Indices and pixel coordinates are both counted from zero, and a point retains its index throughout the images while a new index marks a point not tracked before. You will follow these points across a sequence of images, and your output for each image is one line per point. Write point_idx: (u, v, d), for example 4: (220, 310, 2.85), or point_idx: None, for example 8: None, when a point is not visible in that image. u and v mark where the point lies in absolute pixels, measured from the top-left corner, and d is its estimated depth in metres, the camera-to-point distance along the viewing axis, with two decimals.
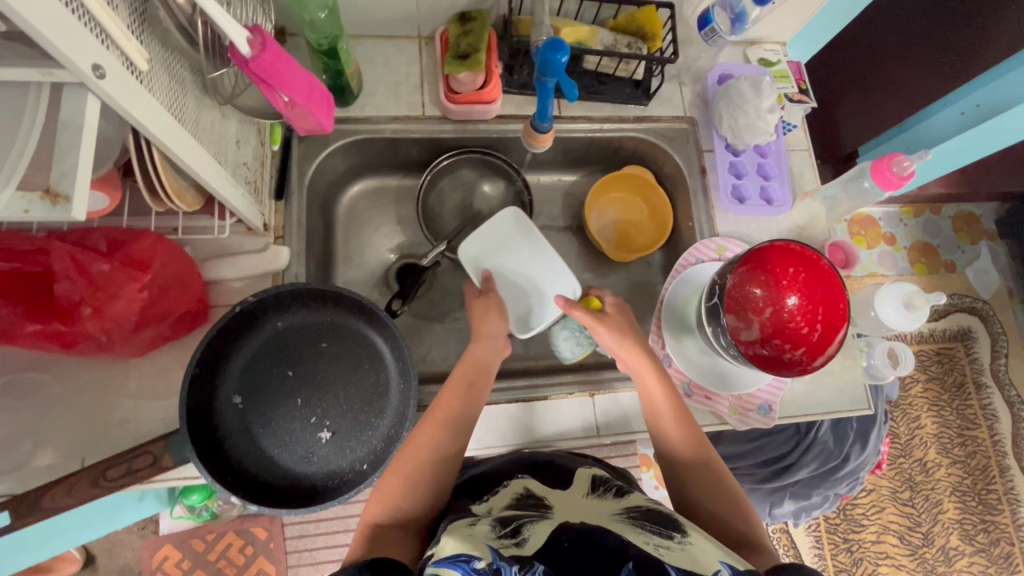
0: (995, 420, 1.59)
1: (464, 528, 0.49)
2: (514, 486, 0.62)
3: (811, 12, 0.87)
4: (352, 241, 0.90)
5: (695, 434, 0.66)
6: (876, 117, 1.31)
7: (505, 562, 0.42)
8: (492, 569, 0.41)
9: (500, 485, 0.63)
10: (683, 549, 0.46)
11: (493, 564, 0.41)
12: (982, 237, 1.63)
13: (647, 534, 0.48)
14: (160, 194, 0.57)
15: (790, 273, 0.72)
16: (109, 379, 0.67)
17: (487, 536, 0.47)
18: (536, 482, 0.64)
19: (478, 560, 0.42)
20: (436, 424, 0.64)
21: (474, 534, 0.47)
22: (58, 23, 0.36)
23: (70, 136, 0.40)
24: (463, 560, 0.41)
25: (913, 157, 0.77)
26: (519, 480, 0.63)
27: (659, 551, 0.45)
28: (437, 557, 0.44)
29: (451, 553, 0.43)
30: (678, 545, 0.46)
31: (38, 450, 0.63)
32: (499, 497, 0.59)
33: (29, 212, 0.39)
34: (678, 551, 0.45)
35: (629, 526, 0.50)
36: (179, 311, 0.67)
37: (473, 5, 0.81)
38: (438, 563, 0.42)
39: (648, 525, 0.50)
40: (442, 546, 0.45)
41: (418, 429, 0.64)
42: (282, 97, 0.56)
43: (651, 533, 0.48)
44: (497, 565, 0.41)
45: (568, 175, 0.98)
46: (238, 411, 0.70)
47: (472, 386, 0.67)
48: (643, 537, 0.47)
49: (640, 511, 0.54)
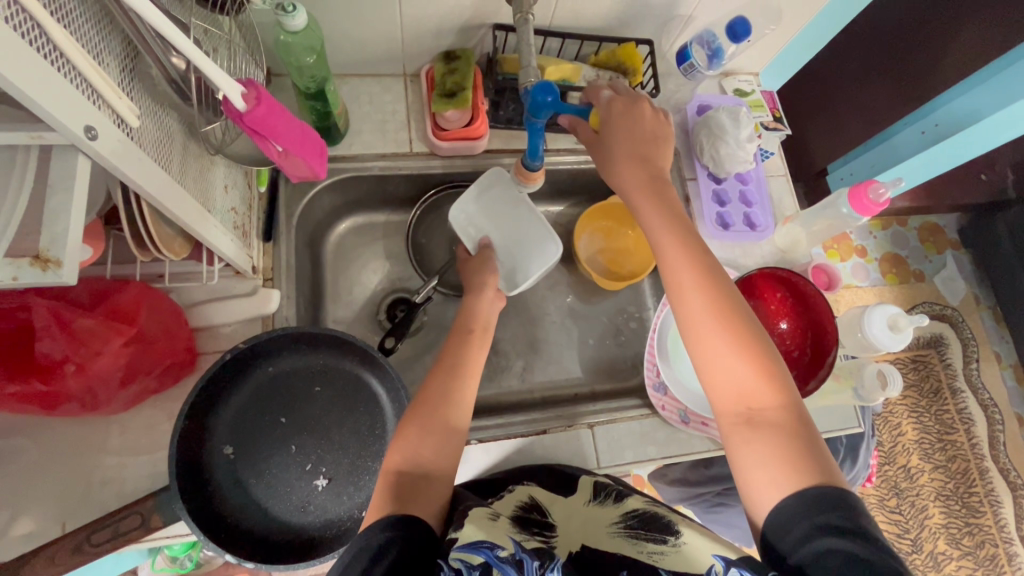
0: (972, 423, 1.64)
1: (484, 519, 0.56)
2: (519, 494, 0.67)
3: (781, 46, 0.91)
4: (341, 277, 0.89)
5: (726, 300, 0.59)
6: (845, 138, 1.35)
7: (526, 554, 0.49)
8: (514, 560, 0.48)
9: (504, 491, 0.68)
10: (676, 551, 0.55)
11: (515, 554, 0.49)
12: (946, 247, 1.71)
13: (642, 544, 0.58)
14: (149, 246, 0.56)
15: (778, 297, 0.77)
16: (90, 437, 0.64)
17: (512, 530, 0.56)
18: (539, 488, 0.69)
19: (500, 548, 0.49)
20: (447, 370, 0.68)
21: (495, 527, 0.55)
22: (48, 84, 0.35)
23: (59, 198, 0.39)
24: (486, 547, 0.49)
25: (888, 184, 0.80)
26: (523, 487, 0.68)
27: (654, 559, 0.54)
28: (461, 543, 0.50)
29: (474, 540, 0.51)
30: (672, 549, 0.55)
31: (16, 519, 0.59)
32: (504, 502, 0.65)
33: (16, 277, 0.37)
34: (672, 554, 0.54)
35: (625, 539, 0.60)
36: (166, 363, 0.64)
37: (458, 44, 0.82)
38: (461, 546, 0.50)
39: (644, 534, 0.60)
40: (466, 533, 0.52)
41: (431, 379, 0.67)
42: (274, 147, 0.56)
43: (647, 542, 0.58)
44: (520, 556, 0.48)
45: (555, 206, 1.00)
46: (230, 462, 0.67)
47: (455, 381, 0.67)
48: (638, 547, 0.58)
49: (635, 518, 0.64)
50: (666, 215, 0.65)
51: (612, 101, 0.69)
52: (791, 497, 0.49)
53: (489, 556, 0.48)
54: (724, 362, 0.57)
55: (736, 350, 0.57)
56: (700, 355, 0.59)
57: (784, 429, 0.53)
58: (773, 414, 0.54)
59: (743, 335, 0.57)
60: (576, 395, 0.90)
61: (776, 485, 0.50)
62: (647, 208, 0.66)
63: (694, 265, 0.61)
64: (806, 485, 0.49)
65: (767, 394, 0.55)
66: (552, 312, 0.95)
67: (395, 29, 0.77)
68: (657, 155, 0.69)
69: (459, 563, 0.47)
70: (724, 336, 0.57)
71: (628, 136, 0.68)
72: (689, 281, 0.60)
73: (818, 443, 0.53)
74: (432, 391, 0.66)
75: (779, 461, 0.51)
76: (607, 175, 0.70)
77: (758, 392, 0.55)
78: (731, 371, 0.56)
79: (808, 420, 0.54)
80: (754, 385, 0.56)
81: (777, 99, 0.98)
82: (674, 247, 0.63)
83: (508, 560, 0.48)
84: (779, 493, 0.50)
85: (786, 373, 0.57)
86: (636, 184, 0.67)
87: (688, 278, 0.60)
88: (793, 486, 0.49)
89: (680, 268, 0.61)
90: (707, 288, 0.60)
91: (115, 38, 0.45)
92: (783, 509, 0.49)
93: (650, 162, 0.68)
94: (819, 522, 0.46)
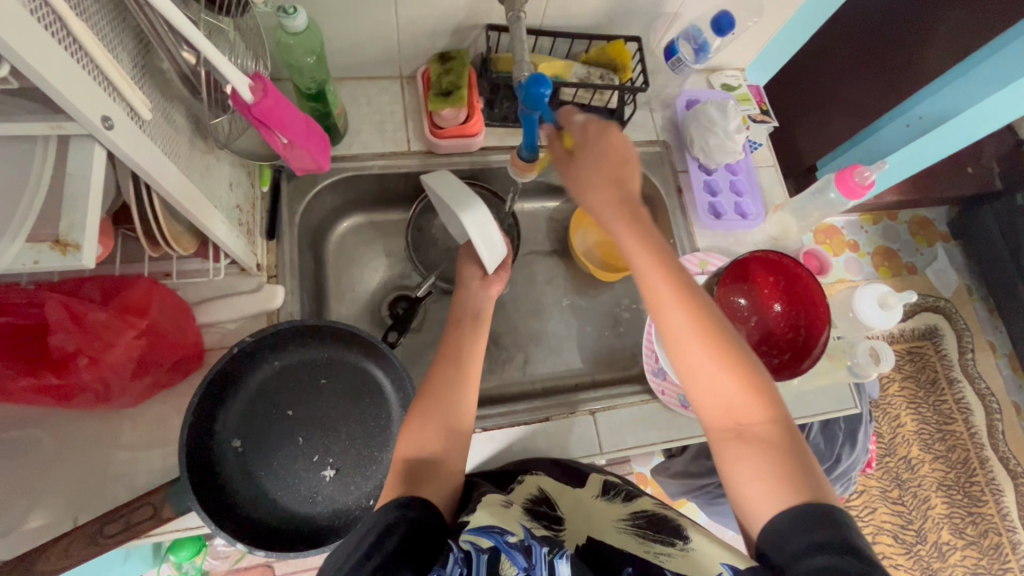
0: (970, 412, 1.66)
1: (498, 505, 0.57)
2: (529, 486, 0.67)
3: (765, 41, 0.94)
4: (343, 276, 0.91)
5: (709, 316, 0.60)
6: (833, 134, 1.38)
7: (535, 541, 0.49)
8: (522, 545, 0.47)
9: (515, 483, 0.68)
10: (684, 555, 0.52)
11: (524, 540, 0.48)
12: (936, 239, 1.73)
13: (649, 544, 0.56)
14: (159, 240, 0.58)
15: (771, 282, 0.79)
16: (101, 432, 0.65)
17: (520, 517, 0.56)
18: (548, 479, 0.70)
19: (509, 534, 0.49)
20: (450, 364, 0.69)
21: (507, 513, 0.55)
22: (70, 76, 0.37)
23: (78, 186, 0.41)
24: (496, 533, 0.49)
25: (872, 167, 0.83)
26: (532, 478, 0.68)
27: (660, 559, 0.53)
28: (472, 526, 0.51)
29: (485, 525, 0.51)
30: (678, 552, 0.53)
31: (30, 512, 0.60)
32: (516, 491, 0.65)
33: (39, 262, 0.39)
34: (678, 558, 0.52)
35: (632, 538, 0.58)
36: (175, 357, 0.66)
37: (453, 46, 0.85)
38: (472, 530, 0.50)
39: (652, 534, 0.57)
40: (478, 517, 0.53)
41: (436, 368, 0.69)
42: (280, 139, 0.59)
43: (655, 543, 0.56)
44: (528, 543, 0.48)
45: (551, 202, 1.02)
46: (239, 455, 0.68)
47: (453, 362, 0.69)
48: (645, 547, 0.55)
49: (644, 518, 0.61)
50: (642, 232, 0.63)
51: (586, 125, 0.69)
52: (788, 510, 0.50)
53: (497, 541, 0.48)
54: (712, 378, 0.58)
55: (723, 366, 0.58)
56: (688, 372, 0.60)
57: (773, 443, 0.55)
58: (761, 429, 0.56)
59: (730, 351, 0.58)
60: (578, 385, 0.92)
61: (770, 497, 0.52)
62: (621, 226, 0.64)
63: (675, 284, 0.61)
64: (798, 499, 0.50)
65: (755, 410, 0.57)
66: (551, 305, 0.97)
67: (391, 30, 0.79)
68: (629, 176, 0.67)
69: (469, 545, 0.48)
70: (710, 355, 0.58)
71: (595, 165, 0.67)
72: (672, 302, 0.61)
73: (806, 454, 0.55)
74: (436, 380, 0.67)
75: (770, 473, 0.53)
76: (576, 197, 0.69)
77: (746, 407, 0.57)
78: (719, 387, 0.58)
79: (796, 432, 0.57)
80: (743, 402, 0.57)
81: (763, 94, 1.01)
82: (650, 265, 0.62)
83: (516, 545, 0.47)
84: (775, 506, 0.51)
85: (772, 386, 0.58)
86: (608, 205, 0.65)
87: (671, 300, 0.61)
88: (786, 500, 0.51)
89: (662, 286, 0.61)
90: (689, 306, 0.60)
91: (129, 31, 0.47)
92: (780, 522, 0.50)
93: (622, 184, 0.66)
94: (815, 539, 0.47)
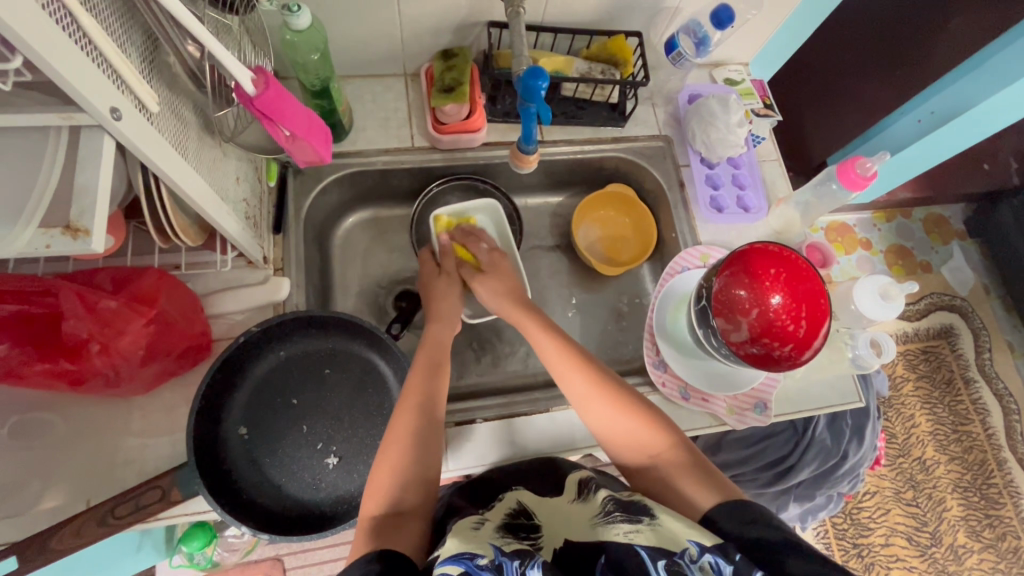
0: (987, 413, 1.62)
1: (467, 531, 0.53)
2: (507, 501, 0.64)
3: (768, 34, 0.94)
4: (349, 269, 0.93)
5: (596, 372, 0.69)
6: (840, 130, 1.37)
7: (505, 557, 0.46)
8: (493, 565, 0.45)
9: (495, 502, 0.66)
10: (652, 529, 0.50)
11: (494, 560, 0.45)
12: (953, 237, 1.71)
13: (616, 525, 0.52)
14: (168, 232, 0.60)
15: (772, 274, 0.75)
16: (114, 418, 0.67)
17: (490, 536, 0.52)
18: (527, 493, 0.67)
19: (480, 557, 0.46)
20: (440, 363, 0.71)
21: (476, 537, 0.51)
22: (82, 68, 0.39)
23: (87, 174, 0.43)
24: (466, 557, 0.45)
25: (873, 159, 0.82)
26: (510, 494, 0.66)
27: (629, 535, 0.49)
28: (442, 557, 0.47)
29: (455, 552, 0.47)
30: (648, 526, 0.51)
31: (44, 493, 0.62)
32: (492, 514, 0.61)
33: (50, 246, 0.41)
34: (648, 532, 0.49)
35: (602, 522, 0.54)
36: (183, 346, 0.68)
37: (455, 43, 0.86)
38: (444, 561, 0.46)
39: (619, 514, 0.54)
40: (446, 547, 0.48)
41: (415, 370, 0.70)
42: (282, 131, 0.61)
43: (621, 522, 0.52)
44: (499, 561, 0.45)
45: (554, 197, 1.03)
46: (245, 443, 0.70)
47: (435, 366, 0.71)
48: (611, 528, 0.52)
49: (613, 502, 0.57)
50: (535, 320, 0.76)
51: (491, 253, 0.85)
52: (721, 506, 0.56)
53: (467, 566, 0.44)
54: (613, 420, 0.66)
55: (620, 411, 0.66)
56: (600, 426, 0.67)
57: (679, 462, 0.62)
58: (668, 454, 0.63)
59: (624, 397, 0.67)
60: None
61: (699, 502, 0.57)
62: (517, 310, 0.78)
63: (562, 349, 0.72)
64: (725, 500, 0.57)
65: (657, 439, 0.64)
66: (554, 299, 0.97)
67: (395, 28, 0.81)
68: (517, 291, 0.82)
69: None
70: (608, 406, 0.67)
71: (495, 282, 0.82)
72: (567, 365, 0.70)
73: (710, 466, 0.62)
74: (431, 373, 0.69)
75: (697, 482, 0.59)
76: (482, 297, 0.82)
77: (650, 438, 0.64)
78: (623, 428, 0.66)
79: (697, 450, 0.64)
80: (646, 434, 0.65)
81: (768, 88, 1.01)
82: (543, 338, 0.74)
83: (487, 567, 0.44)
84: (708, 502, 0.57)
85: (674, 425, 0.67)
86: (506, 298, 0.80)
87: (563, 363, 0.71)
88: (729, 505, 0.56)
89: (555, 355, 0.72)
90: (580, 366, 0.70)
91: (137, 27, 0.50)
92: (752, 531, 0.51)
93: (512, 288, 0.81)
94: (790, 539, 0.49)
